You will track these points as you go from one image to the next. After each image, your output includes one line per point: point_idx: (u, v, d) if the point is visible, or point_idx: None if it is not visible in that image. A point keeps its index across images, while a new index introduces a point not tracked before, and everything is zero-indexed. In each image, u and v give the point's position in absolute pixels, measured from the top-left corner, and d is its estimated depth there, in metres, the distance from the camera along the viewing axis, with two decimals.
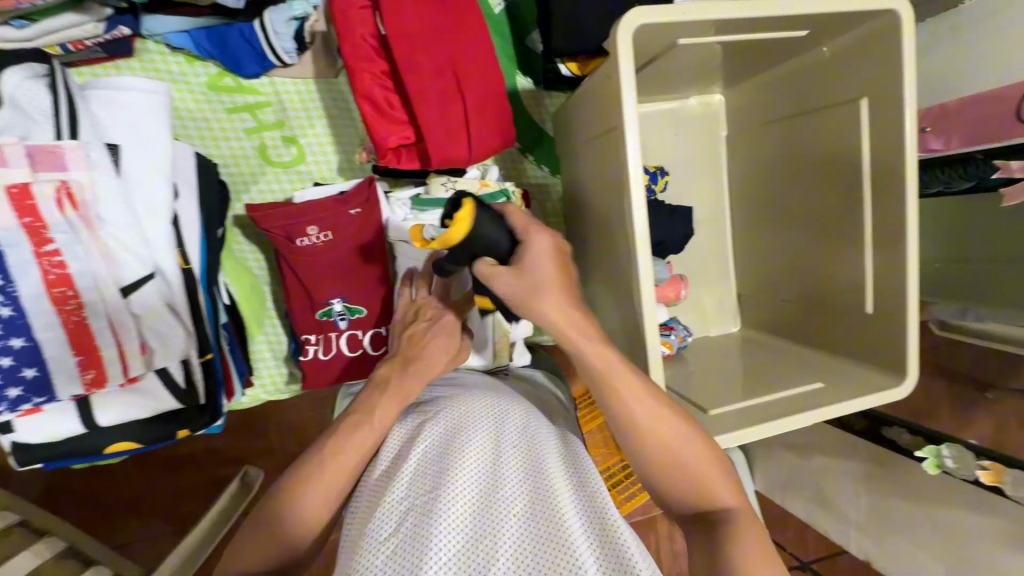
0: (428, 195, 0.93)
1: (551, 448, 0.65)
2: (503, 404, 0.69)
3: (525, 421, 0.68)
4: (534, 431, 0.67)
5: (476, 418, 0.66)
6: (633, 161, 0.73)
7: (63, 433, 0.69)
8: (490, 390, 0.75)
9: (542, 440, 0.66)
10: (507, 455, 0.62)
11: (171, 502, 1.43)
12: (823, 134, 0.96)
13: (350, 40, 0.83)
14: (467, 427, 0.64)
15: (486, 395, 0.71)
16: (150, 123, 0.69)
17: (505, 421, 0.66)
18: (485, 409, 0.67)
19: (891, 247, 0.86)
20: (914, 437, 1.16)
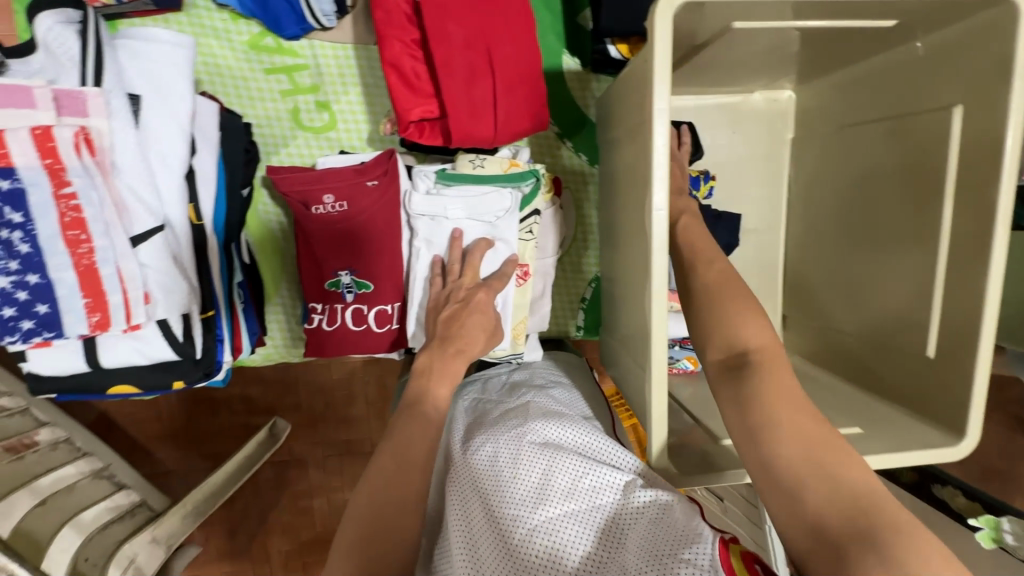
0: (454, 170, 0.86)
1: (543, 456, 0.65)
2: (490, 446, 0.68)
3: (511, 449, 0.67)
4: (525, 454, 0.66)
5: (475, 476, 0.67)
6: (660, 156, 0.65)
7: (70, 370, 0.71)
8: (484, 423, 0.75)
9: (535, 461, 0.65)
10: (512, 500, 0.62)
11: (201, 443, 1.52)
12: (903, 144, 0.83)
13: (383, 5, 0.79)
14: (472, 491, 0.66)
15: (477, 439, 0.71)
16: (173, 77, 0.70)
17: (497, 462, 0.67)
18: (475, 461, 0.68)
19: (969, 283, 0.74)
20: (970, 503, 1.01)
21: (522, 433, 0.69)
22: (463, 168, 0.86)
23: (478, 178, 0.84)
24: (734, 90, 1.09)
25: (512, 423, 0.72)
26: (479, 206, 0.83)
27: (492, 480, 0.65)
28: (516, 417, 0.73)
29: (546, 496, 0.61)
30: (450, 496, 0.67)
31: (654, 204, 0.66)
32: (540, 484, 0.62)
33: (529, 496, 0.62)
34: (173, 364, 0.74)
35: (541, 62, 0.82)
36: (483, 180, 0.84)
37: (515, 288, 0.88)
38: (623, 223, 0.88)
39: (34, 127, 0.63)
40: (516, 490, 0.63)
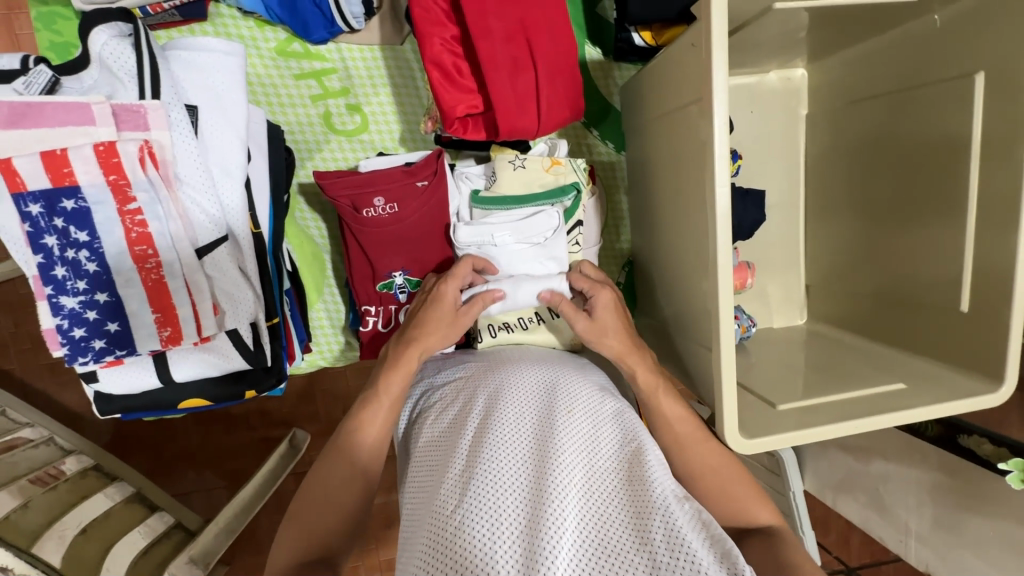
0: (489, 192, 0.89)
1: (605, 416, 0.66)
2: (552, 379, 0.70)
3: (575, 390, 0.69)
4: (585, 401, 0.67)
5: (530, 392, 0.68)
6: (719, 136, 0.69)
7: (142, 386, 0.71)
8: (537, 361, 0.76)
9: (593, 414, 0.66)
10: (560, 426, 0.62)
11: (224, 457, 1.50)
12: (924, 114, 0.88)
13: (421, 3, 0.80)
14: (522, 400, 0.66)
15: (535, 370, 0.72)
16: (226, 86, 0.69)
17: (556, 394, 0.67)
18: (536, 382, 0.69)
19: (998, 241, 0.79)
20: (996, 448, 1.08)
21: (583, 385, 0.71)
22: (502, 183, 0.89)
23: (522, 196, 0.88)
24: (749, 71, 1.12)
25: (574, 375, 0.73)
26: (525, 229, 0.84)
27: (545, 403, 0.66)
28: (572, 370, 0.75)
29: (595, 444, 0.62)
30: (493, 396, 0.67)
31: (714, 182, 0.70)
32: (593, 431, 0.64)
33: (580, 436, 0.62)
34: (244, 373, 0.75)
35: (577, 53, 0.85)
36: (524, 201, 0.88)
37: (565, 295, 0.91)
38: (663, 205, 0.91)
39: (96, 143, 0.62)
40: (568, 422, 0.63)
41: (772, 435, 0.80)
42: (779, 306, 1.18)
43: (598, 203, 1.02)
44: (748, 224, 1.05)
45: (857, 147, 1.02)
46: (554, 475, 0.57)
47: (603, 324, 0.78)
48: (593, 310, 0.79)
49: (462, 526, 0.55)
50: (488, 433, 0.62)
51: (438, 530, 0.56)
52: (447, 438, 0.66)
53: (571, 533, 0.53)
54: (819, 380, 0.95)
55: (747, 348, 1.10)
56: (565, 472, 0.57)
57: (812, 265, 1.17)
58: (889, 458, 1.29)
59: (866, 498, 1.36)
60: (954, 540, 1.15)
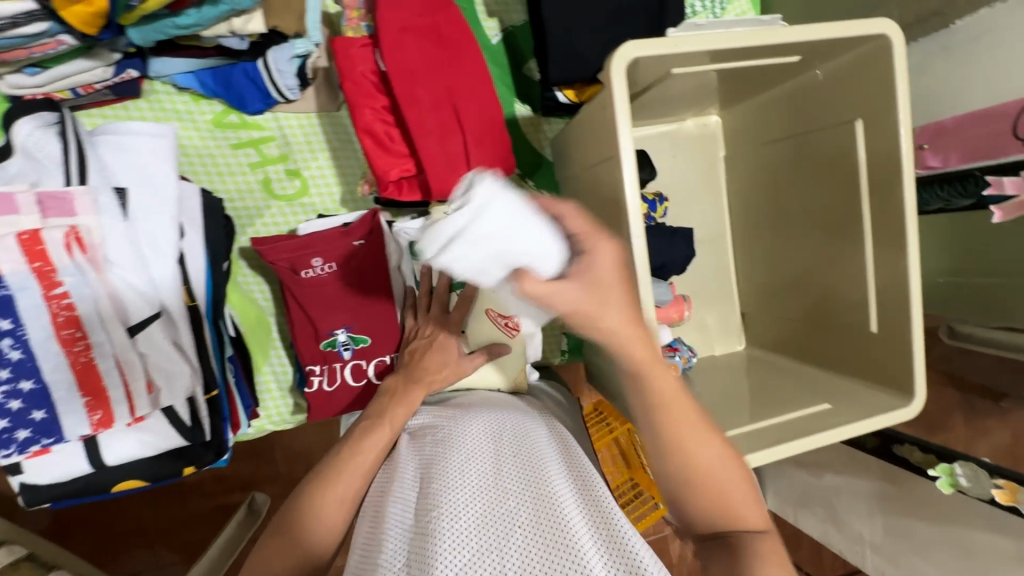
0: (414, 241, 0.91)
1: (550, 453, 0.69)
2: (499, 420, 0.72)
3: (522, 429, 0.71)
4: (531, 437, 0.70)
5: (477, 433, 0.69)
6: (630, 189, 0.75)
7: (71, 473, 0.69)
8: (489, 407, 0.79)
9: (537, 447, 0.69)
10: (502, 463, 0.64)
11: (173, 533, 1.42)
12: (820, 155, 0.97)
13: (351, 77, 0.85)
14: (469, 441, 0.68)
15: (485, 414, 0.74)
16: (155, 165, 0.70)
17: (503, 434, 0.69)
18: (484, 425, 0.71)
19: (892, 267, 0.87)
20: (925, 454, 1.15)
21: (528, 424, 0.74)
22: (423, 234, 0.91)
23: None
24: (670, 120, 1.21)
25: (519, 418, 0.76)
26: None
27: (490, 443, 0.67)
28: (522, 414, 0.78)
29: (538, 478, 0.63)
30: (442, 442, 0.69)
31: (631, 231, 0.76)
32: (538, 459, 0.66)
33: (524, 469, 0.63)
34: (181, 450, 0.73)
35: (502, 115, 0.90)
36: None
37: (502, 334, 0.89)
38: None
39: (19, 233, 0.62)
40: (512, 459, 0.65)
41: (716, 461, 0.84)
42: (718, 334, 1.25)
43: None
44: (680, 260, 1.11)
45: (770, 186, 1.11)
46: (501, 505, 0.59)
47: (570, 301, 0.49)
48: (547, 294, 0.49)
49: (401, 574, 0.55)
50: (437, 472, 0.64)
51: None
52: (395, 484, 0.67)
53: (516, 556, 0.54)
54: (758, 405, 1.00)
55: (690, 378, 1.15)
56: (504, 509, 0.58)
57: (745, 295, 1.24)
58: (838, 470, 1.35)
59: (823, 512, 1.40)
60: (904, 547, 1.20)
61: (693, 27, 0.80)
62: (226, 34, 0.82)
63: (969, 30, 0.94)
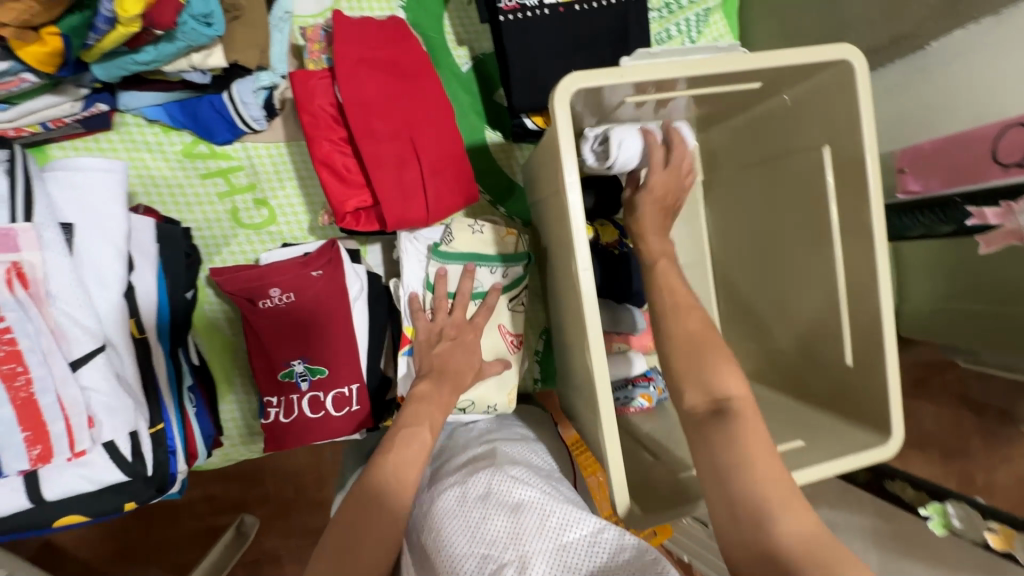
0: (448, 246, 0.90)
1: (519, 491, 0.67)
2: (460, 485, 0.70)
3: (485, 482, 0.69)
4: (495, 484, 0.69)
5: (445, 511, 0.67)
6: (577, 224, 0.73)
7: (9, 509, 0.68)
8: (453, 464, 0.77)
9: (502, 494, 0.67)
10: (477, 537, 0.63)
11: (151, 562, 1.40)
12: (792, 181, 0.94)
13: (309, 109, 0.85)
14: (440, 524, 0.66)
15: (447, 482, 0.72)
16: (105, 201, 0.72)
17: (468, 501, 0.67)
18: (448, 497, 0.69)
19: (865, 299, 0.83)
20: (918, 493, 1.10)
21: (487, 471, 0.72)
22: (459, 241, 0.90)
23: (478, 258, 0.90)
24: None
25: (484, 463, 0.75)
26: (486, 255, 0.91)
27: (459, 517, 0.66)
28: (485, 461, 0.75)
29: (516, 533, 0.62)
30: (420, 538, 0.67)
31: (579, 265, 0.74)
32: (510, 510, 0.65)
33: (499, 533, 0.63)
34: (123, 485, 0.72)
35: (462, 145, 0.90)
36: (485, 258, 0.91)
37: (508, 350, 0.92)
38: (558, 279, 0.94)
39: None
40: (484, 527, 0.63)
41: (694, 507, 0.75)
42: None
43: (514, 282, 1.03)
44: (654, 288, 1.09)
45: (747, 211, 1.08)
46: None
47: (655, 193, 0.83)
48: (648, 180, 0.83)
49: None
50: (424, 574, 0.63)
51: None
52: None
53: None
54: None
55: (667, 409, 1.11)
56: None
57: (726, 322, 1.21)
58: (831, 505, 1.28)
59: None
60: None
61: (646, 56, 0.78)
62: (188, 69, 0.85)
63: (943, 52, 0.91)
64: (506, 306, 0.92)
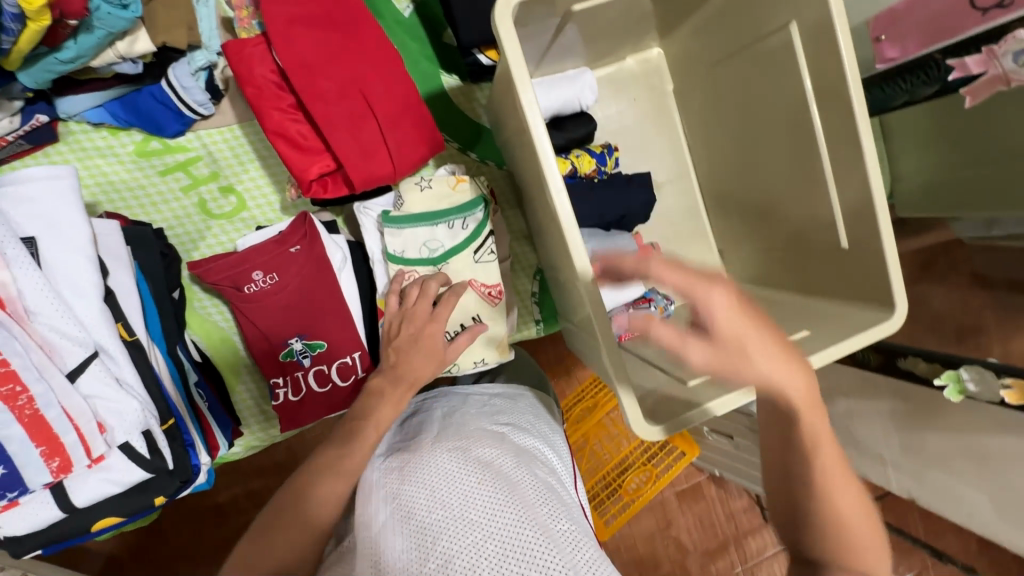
0: (398, 211, 0.92)
1: (521, 480, 0.68)
2: (464, 447, 0.71)
3: (490, 457, 0.70)
4: (500, 469, 0.68)
5: (442, 464, 0.68)
6: (544, 148, 0.70)
7: (45, 521, 0.71)
8: (457, 429, 0.76)
9: (506, 480, 0.67)
10: (473, 495, 0.63)
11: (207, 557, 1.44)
12: (763, 70, 0.90)
13: (251, 81, 0.81)
14: (433, 470, 0.67)
15: (448, 440, 0.72)
16: (63, 208, 0.70)
17: (469, 458, 0.69)
18: (450, 451, 0.70)
19: (854, 177, 0.81)
20: (931, 364, 1.10)
21: (497, 453, 0.71)
22: (409, 202, 0.92)
23: (431, 214, 0.92)
24: (607, 62, 1.14)
25: (492, 442, 0.74)
26: (439, 215, 0.92)
27: (455, 474, 0.66)
28: (492, 437, 0.75)
29: (508, 507, 0.63)
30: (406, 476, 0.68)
31: (552, 190, 0.71)
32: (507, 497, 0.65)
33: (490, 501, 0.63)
34: (147, 483, 0.74)
35: (417, 90, 0.86)
36: (437, 216, 0.92)
37: (484, 302, 0.94)
38: (539, 214, 0.92)
39: None
40: (479, 489, 0.64)
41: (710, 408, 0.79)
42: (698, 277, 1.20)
43: (498, 225, 1.02)
44: (638, 209, 1.07)
45: (725, 112, 1.04)
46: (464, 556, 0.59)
47: (721, 330, 0.59)
48: (711, 327, 0.60)
49: None
50: (404, 509, 0.64)
51: None
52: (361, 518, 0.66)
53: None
54: None
55: (672, 327, 1.11)
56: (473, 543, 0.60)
57: (721, 233, 1.18)
58: (848, 394, 1.30)
59: (841, 440, 1.36)
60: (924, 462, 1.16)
61: None
62: (116, 60, 0.81)
63: None
64: (470, 258, 0.92)
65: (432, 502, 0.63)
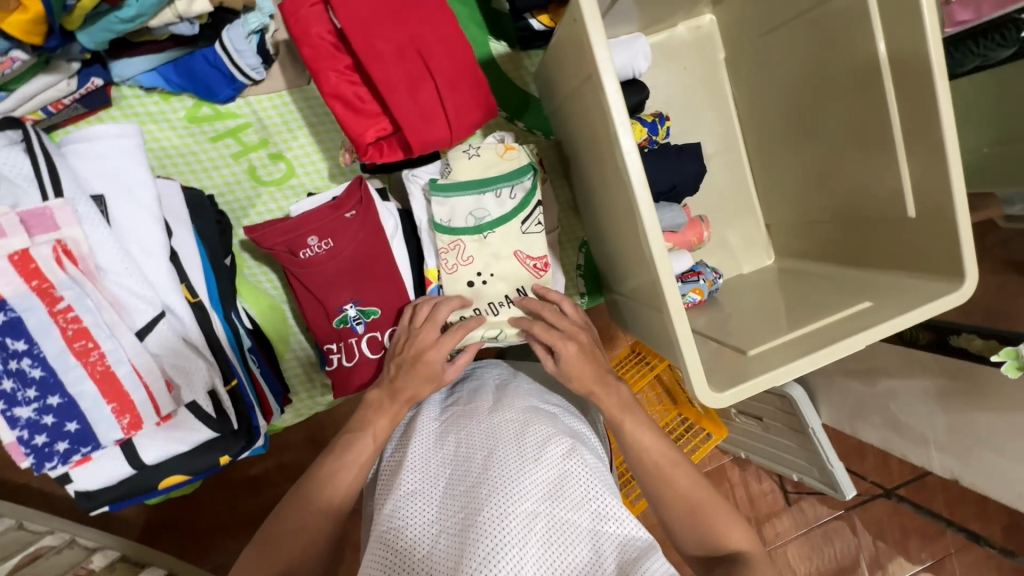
0: (444, 180, 0.89)
1: (577, 462, 0.65)
2: (520, 421, 0.69)
3: (546, 435, 0.67)
4: (554, 449, 0.65)
5: (498, 435, 0.67)
6: (615, 106, 0.68)
7: (117, 476, 0.72)
8: (512, 402, 0.74)
9: (560, 460, 0.64)
10: (527, 471, 0.62)
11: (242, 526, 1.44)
12: (828, 33, 0.87)
13: (308, 41, 0.80)
14: (488, 441, 0.66)
15: (505, 413, 0.71)
16: (129, 168, 0.71)
17: (525, 434, 0.67)
18: (506, 424, 0.69)
19: (926, 142, 0.78)
20: (987, 342, 1.08)
21: (555, 433, 0.68)
22: (455, 170, 0.89)
23: (478, 181, 0.88)
24: (658, 29, 1.12)
25: (549, 422, 0.71)
26: (485, 183, 0.88)
27: (510, 445, 0.65)
28: (548, 417, 0.73)
29: (560, 490, 0.61)
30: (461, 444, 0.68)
31: (622, 150, 0.70)
32: (557, 479, 0.62)
33: (543, 480, 0.62)
34: (213, 442, 0.76)
35: (473, 53, 0.84)
36: (483, 184, 0.88)
37: (531, 276, 0.90)
38: (592, 181, 0.91)
39: (9, 254, 0.62)
40: (531, 468, 0.62)
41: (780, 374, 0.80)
42: (743, 251, 1.18)
43: (547, 196, 1.00)
44: (690, 180, 1.05)
45: (780, 79, 1.01)
46: (506, 522, 0.56)
47: (568, 372, 0.77)
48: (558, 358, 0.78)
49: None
50: (457, 475, 0.64)
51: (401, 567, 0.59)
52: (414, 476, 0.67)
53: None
54: (795, 314, 0.94)
55: (718, 301, 1.10)
56: (522, 516, 0.58)
57: (768, 206, 1.16)
58: (891, 374, 1.27)
59: (881, 420, 1.34)
60: (971, 442, 1.14)
61: None
62: (174, 20, 0.79)
63: None
64: (518, 228, 0.89)
65: (482, 466, 0.62)
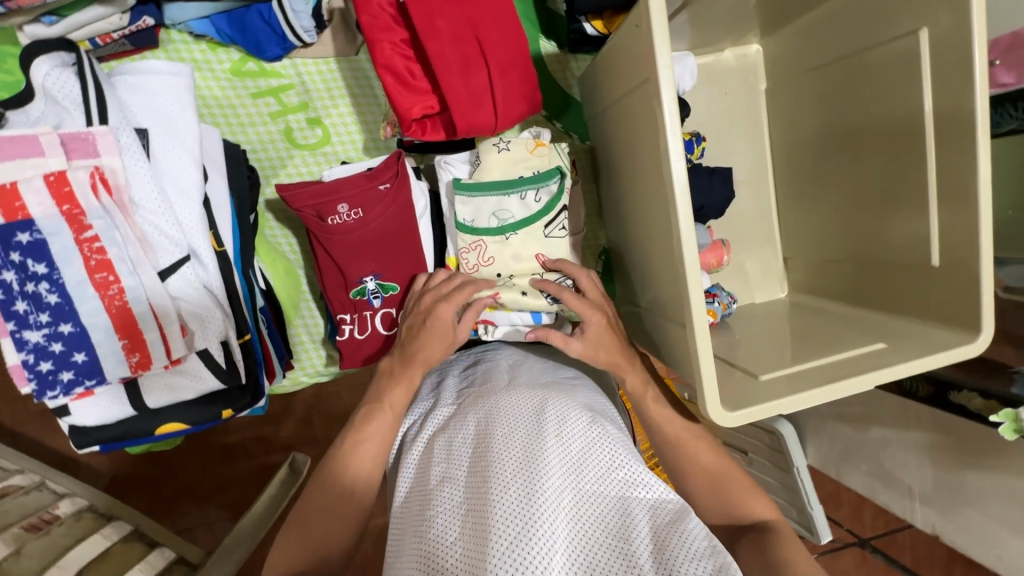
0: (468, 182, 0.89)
1: (597, 435, 0.67)
2: (539, 399, 0.71)
3: (565, 411, 0.69)
4: (574, 423, 0.67)
5: (519, 413, 0.69)
6: (669, 113, 0.68)
7: (114, 416, 0.72)
8: (530, 382, 0.76)
9: (581, 436, 0.66)
10: (551, 448, 0.64)
11: (212, 493, 1.40)
12: (871, 78, 0.89)
13: (367, 10, 0.80)
14: (510, 419, 0.68)
15: (523, 390, 0.73)
16: (175, 107, 0.71)
17: (546, 412, 0.69)
18: (526, 402, 0.70)
19: (958, 194, 0.79)
20: (986, 402, 1.05)
21: (573, 408, 0.70)
22: (481, 170, 0.89)
23: (504, 182, 0.87)
24: (705, 51, 1.13)
25: (566, 397, 0.73)
26: (509, 185, 0.87)
27: (533, 424, 0.67)
28: (564, 392, 0.75)
29: (585, 465, 0.63)
30: (482, 421, 0.69)
31: (669, 159, 0.70)
32: (580, 454, 0.64)
33: (567, 456, 0.64)
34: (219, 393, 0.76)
35: (528, 47, 0.85)
36: (509, 186, 0.87)
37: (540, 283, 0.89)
38: (625, 188, 0.91)
39: (46, 174, 0.62)
40: (557, 445, 0.64)
41: (787, 403, 0.79)
42: (758, 281, 1.19)
43: (580, 198, 1.00)
44: (717, 203, 1.05)
45: (818, 116, 1.02)
46: (541, 496, 0.59)
47: (594, 344, 0.78)
48: (586, 332, 0.78)
49: (459, 552, 0.58)
50: (479, 454, 0.65)
51: (435, 545, 0.60)
52: (439, 455, 0.68)
53: (561, 550, 0.57)
54: (805, 347, 0.94)
55: (730, 325, 1.11)
56: (552, 490, 0.60)
57: (788, 240, 1.17)
58: (884, 423, 1.27)
59: (868, 467, 1.34)
60: (957, 499, 1.14)
61: None
62: None
63: None
64: (542, 231, 0.87)
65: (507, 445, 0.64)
